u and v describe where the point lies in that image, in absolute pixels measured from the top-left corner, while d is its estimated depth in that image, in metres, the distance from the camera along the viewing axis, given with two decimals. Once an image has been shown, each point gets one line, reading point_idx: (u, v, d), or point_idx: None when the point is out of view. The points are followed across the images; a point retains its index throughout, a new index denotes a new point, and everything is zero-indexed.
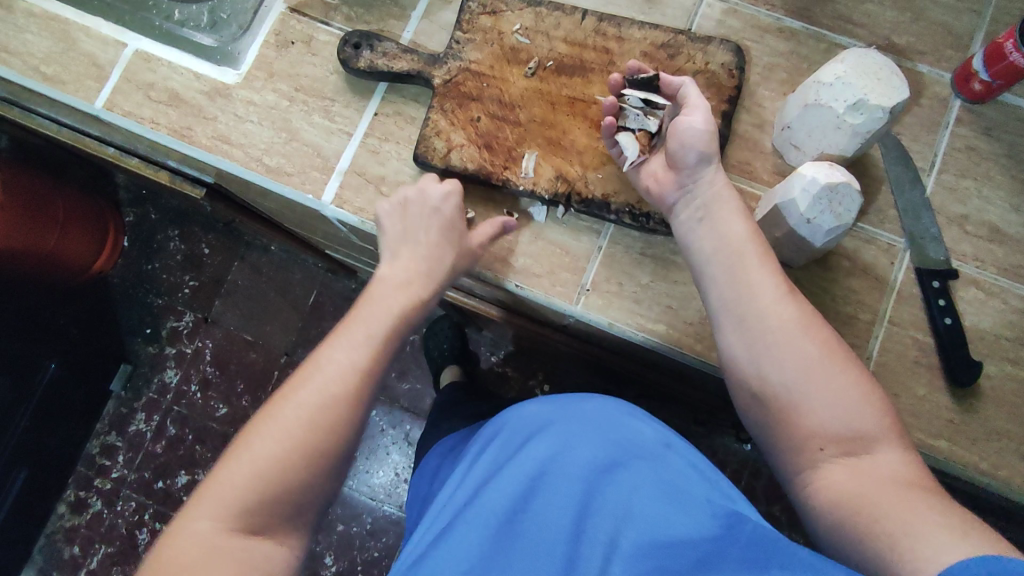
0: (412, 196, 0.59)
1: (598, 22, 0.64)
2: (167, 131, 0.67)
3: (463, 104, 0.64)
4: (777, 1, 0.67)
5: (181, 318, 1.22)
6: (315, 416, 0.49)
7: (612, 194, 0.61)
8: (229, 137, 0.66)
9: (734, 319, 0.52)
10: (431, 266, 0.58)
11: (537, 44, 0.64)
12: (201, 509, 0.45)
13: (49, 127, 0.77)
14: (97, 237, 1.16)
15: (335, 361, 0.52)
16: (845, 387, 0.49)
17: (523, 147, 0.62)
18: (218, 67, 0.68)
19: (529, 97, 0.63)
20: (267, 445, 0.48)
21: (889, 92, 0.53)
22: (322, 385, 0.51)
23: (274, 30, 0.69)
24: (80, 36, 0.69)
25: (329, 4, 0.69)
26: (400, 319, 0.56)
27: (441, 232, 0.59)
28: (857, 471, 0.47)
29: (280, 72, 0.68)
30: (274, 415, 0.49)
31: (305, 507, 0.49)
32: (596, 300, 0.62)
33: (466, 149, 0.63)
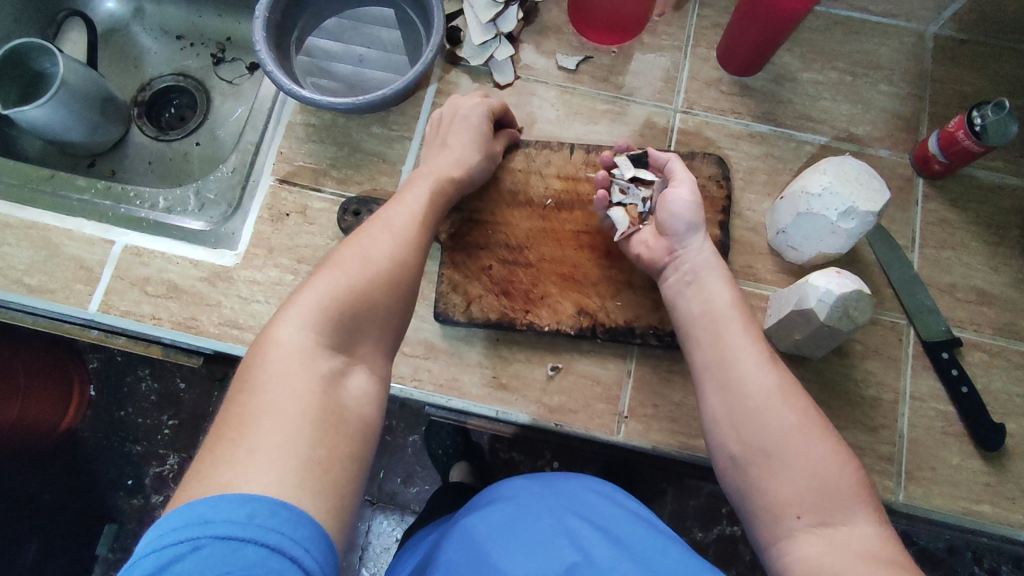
0: (447, 109, 0.64)
1: (585, 154, 0.67)
2: (171, 325, 0.65)
3: (473, 254, 0.64)
4: (743, 109, 0.72)
5: (165, 462, 1.13)
6: (390, 251, 0.49)
7: (634, 319, 0.63)
8: (238, 321, 0.65)
9: (717, 385, 0.51)
10: (462, 156, 0.60)
11: (533, 184, 0.66)
12: (288, 320, 0.43)
13: (24, 318, 0.68)
14: (60, 392, 1.08)
15: (392, 212, 0.53)
16: (829, 458, 0.47)
17: (539, 288, 0.64)
18: (214, 249, 0.67)
19: (536, 237, 0.65)
20: (355, 264, 0.47)
21: (873, 196, 0.58)
22: (393, 227, 0.51)
23: (266, 204, 0.68)
24: (62, 239, 0.67)
25: (318, 170, 0.69)
26: (440, 187, 0.57)
27: (472, 135, 0.61)
28: (834, 539, 0.44)
29: (279, 245, 0.67)
30: (356, 244, 0.49)
31: (386, 339, 0.47)
32: (636, 426, 0.63)
33: (485, 299, 0.63)
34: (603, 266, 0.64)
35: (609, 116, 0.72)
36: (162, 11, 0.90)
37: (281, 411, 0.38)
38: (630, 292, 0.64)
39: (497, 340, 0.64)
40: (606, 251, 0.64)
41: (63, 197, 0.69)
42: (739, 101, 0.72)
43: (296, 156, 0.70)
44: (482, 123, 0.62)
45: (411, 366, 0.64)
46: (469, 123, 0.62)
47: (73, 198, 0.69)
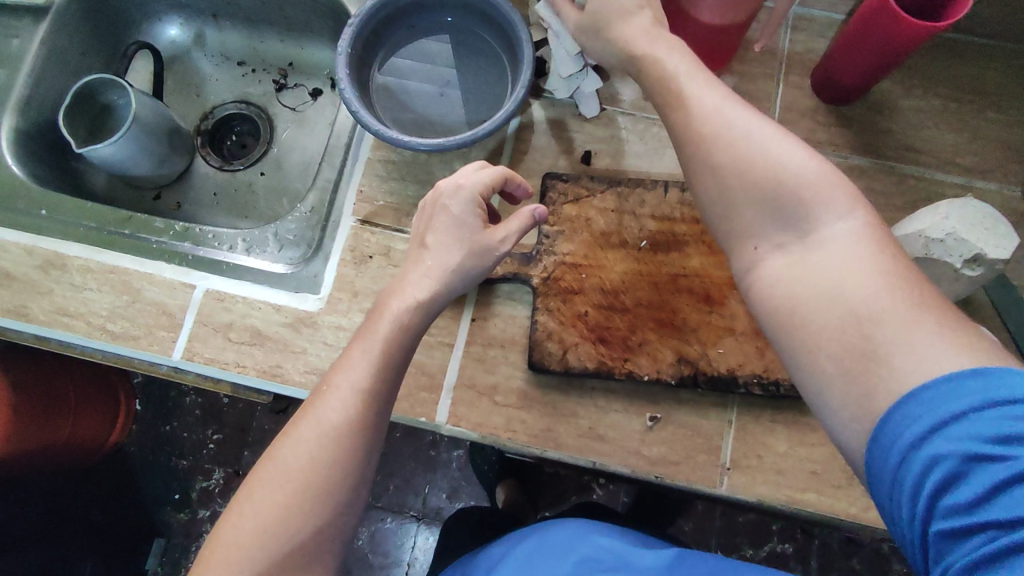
0: (432, 196, 0.59)
1: (681, 193, 0.64)
2: (257, 372, 0.63)
3: (567, 299, 0.62)
4: (840, 140, 0.68)
5: (209, 476, 1.21)
6: (319, 452, 0.48)
7: (738, 366, 0.60)
8: (324, 368, 0.63)
9: (682, 123, 0.48)
10: (439, 271, 0.55)
11: (627, 225, 0.64)
12: (209, 572, 0.46)
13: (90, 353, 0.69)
14: (110, 410, 1.14)
15: (338, 386, 0.50)
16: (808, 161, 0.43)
17: (637, 335, 0.61)
18: (298, 294, 0.65)
19: (632, 281, 0.62)
20: (267, 487, 0.47)
21: (1001, 241, 0.54)
22: (315, 420, 0.49)
23: (349, 246, 0.66)
24: (142, 283, 0.65)
25: (400, 210, 0.67)
26: (397, 342, 0.53)
27: (451, 232, 0.56)
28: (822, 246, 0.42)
29: (363, 289, 0.65)
30: (276, 454, 0.49)
31: (321, 551, 0.47)
32: (741, 478, 0.60)
33: (581, 347, 0.61)
34: (704, 312, 0.62)
35: None
36: (223, 37, 0.88)
37: None
38: (734, 339, 0.61)
39: (592, 388, 0.62)
40: (706, 295, 0.62)
41: (142, 240, 0.69)
42: (836, 131, 0.69)
43: (377, 195, 0.68)
44: (470, 216, 0.57)
45: (504, 416, 0.62)
46: (453, 218, 0.57)
47: (152, 241, 0.69)
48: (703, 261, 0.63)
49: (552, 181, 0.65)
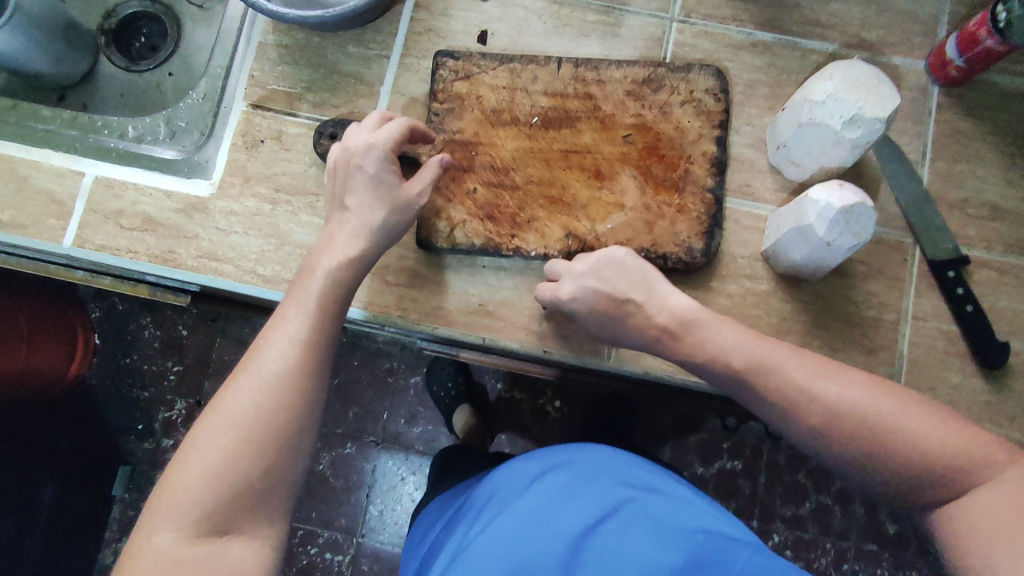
0: (339, 155, 0.57)
1: (574, 69, 0.63)
2: (150, 258, 0.63)
3: (457, 177, 0.61)
4: (744, 16, 0.66)
5: (173, 407, 1.17)
6: (261, 400, 0.48)
7: (624, 241, 0.61)
8: (216, 253, 0.63)
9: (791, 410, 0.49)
10: (362, 226, 0.55)
11: (518, 102, 0.63)
12: (154, 522, 0.44)
13: (7, 261, 0.72)
14: (66, 340, 1.11)
15: (277, 338, 0.51)
16: (787, 366, 0.50)
17: (526, 212, 0.61)
18: (189, 179, 0.65)
19: (522, 158, 0.62)
20: (211, 436, 0.47)
21: (881, 102, 0.53)
22: (256, 369, 0.49)
23: (240, 130, 0.65)
24: (31, 171, 0.64)
25: (292, 94, 0.66)
26: (331, 288, 0.54)
27: (370, 190, 0.56)
28: (829, 452, 0.48)
29: (255, 174, 0.64)
30: (219, 405, 0.48)
31: (270, 495, 0.47)
32: (628, 350, 0.61)
33: (470, 224, 0.61)
34: (593, 188, 0.61)
35: (600, 28, 0.67)
36: None
37: None
38: (623, 214, 0.61)
39: (483, 265, 0.62)
40: (596, 171, 0.61)
41: (27, 128, 0.67)
42: (741, 7, 0.67)
43: (268, 80, 0.66)
44: (386, 173, 0.56)
45: (395, 295, 0.62)
46: (364, 175, 0.56)
47: (38, 128, 0.67)
48: (594, 137, 0.62)
49: (442, 60, 0.64)
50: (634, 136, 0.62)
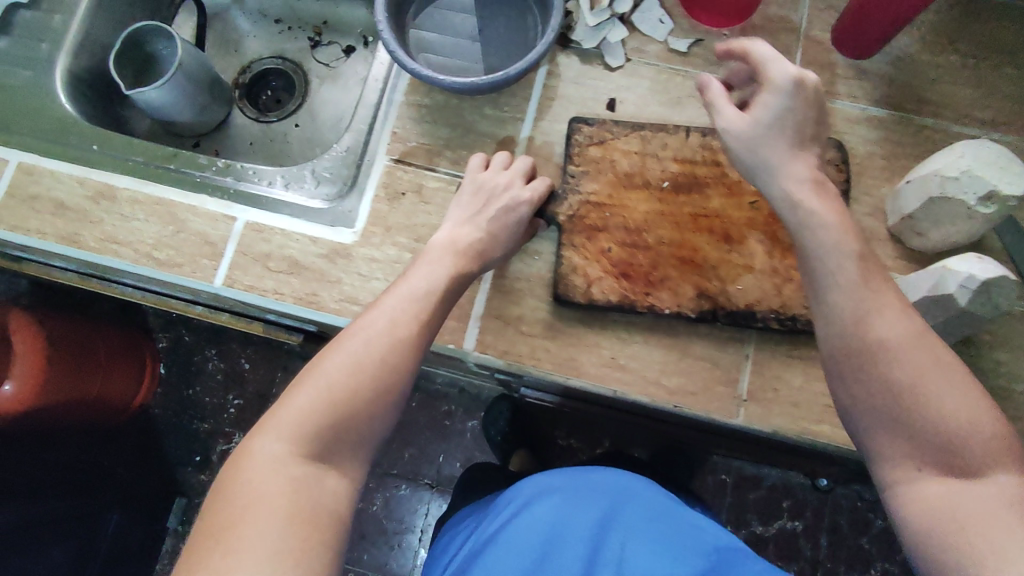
0: (495, 184, 0.65)
1: (701, 138, 0.67)
2: (294, 300, 0.67)
3: (592, 236, 0.65)
4: (859, 93, 0.70)
5: (229, 439, 1.48)
6: (383, 356, 0.54)
7: (756, 303, 0.63)
8: (357, 297, 0.66)
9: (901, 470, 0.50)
10: (486, 247, 0.63)
11: (647, 167, 0.66)
12: (267, 433, 0.50)
13: (132, 293, 0.83)
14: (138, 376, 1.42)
15: (400, 305, 0.57)
16: (874, 323, 0.51)
17: (658, 271, 0.64)
18: (334, 228, 0.68)
19: (653, 220, 0.65)
20: (336, 372, 0.52)
21: (1016, 179, 0.56)
22: (384, 326, 0.55)
23: (382, 183, 0.69)
24: (188, 215, 0.69)
25: (432, 151, 0.70)
26: (456, 275, 0.61)
27: (506, 231, 0.64)
28: (863, 392, 0.51)
29: (396, 224, 0.68)
30: (344, 346, 0.54)
31: (367, 440, 0.53)
32: (757, 409, 0.63)
33: (605, 281, 0.64)
34: (723, 250, 0.64)
35: None
36: None
37: (253, 516, 0.46)
38: (753, 276, 0.63)
39: (615, 321, 0.65)
40: (726, 235, 0.64)
41: (187, 175, 0.72)
42: (855, 84, 0.71)
43: (410, 136, 0.70)
44: (523, 223, 0.65)
45: (529, 345, 0.64)
46: (511, 215, 0.64)
47: (196, 176, 0.72)
48: (722, 202, 0.65)
49: (577, 125, 0.68)
50: (761, 205, 0.65)
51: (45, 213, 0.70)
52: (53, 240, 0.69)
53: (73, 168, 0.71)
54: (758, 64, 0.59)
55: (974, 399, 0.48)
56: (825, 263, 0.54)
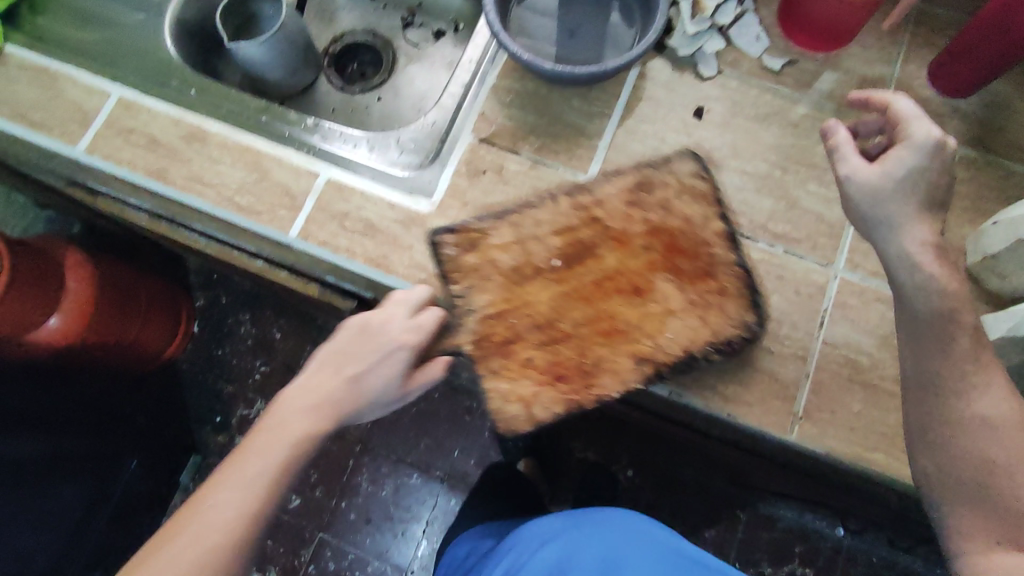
0: (374, 320, 0.62)
1: (571, 200, 0.66)
2: (364, 260, 0.67)
3: (507, 352, 0.63)
4: (950, 131, 0.70)
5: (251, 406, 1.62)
6: (261, 472, 0.55)
7: None
8: (427, 266, 0.67)
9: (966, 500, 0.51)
10: (392, 369, 0.62)
11: (533, 252, 0.65)
12: None
13: (197, 241, 0.84)
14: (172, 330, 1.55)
15: (271, 429, 0.58)
16: (976, 398, 0.51)
17: (588, 357, 0.62)
18: (412, 196, 0.69)
19: (561, 307, 0.63)
20: (214, 508, 0.54)
21: None
22: (272, 440, 0.57)
23: (465, 159, 0.70)
24: (272, 165, 0.71)
25: (517, 134, 0.71)
26: (348, 388, 0.60)
27: (395, 367, 0.62)
28: (951, 464, 0.51)
29: (473, 201, 0.69)
30: (215, 484, 0.55)
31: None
32: (813, 429, 0.62)
33: (544, 394, 0.62)
34: (642, 305, 0.63)
35: (810, 121, 0.71)
36: None
37: None
38: None
39: None
40: (633, 289, 0.63)
41: (276, 127, 0.74)
42: (947, 122, 0.70)
43: (497, 118, 0.72)
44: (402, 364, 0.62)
45: None
46: (389, 360, 0.61)
47: (284, 130, 0.74)
48: (660, 256, 0.64)
49: (437, 241, 0.65)
50: (715, 252, 0.64)
51: (138, 146, 0.72)
52: (142, 172, 0.71)
53: (168, 107, 0.73)
54: (899, 119, 0.57)
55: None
56: (936, 335, 0.53)
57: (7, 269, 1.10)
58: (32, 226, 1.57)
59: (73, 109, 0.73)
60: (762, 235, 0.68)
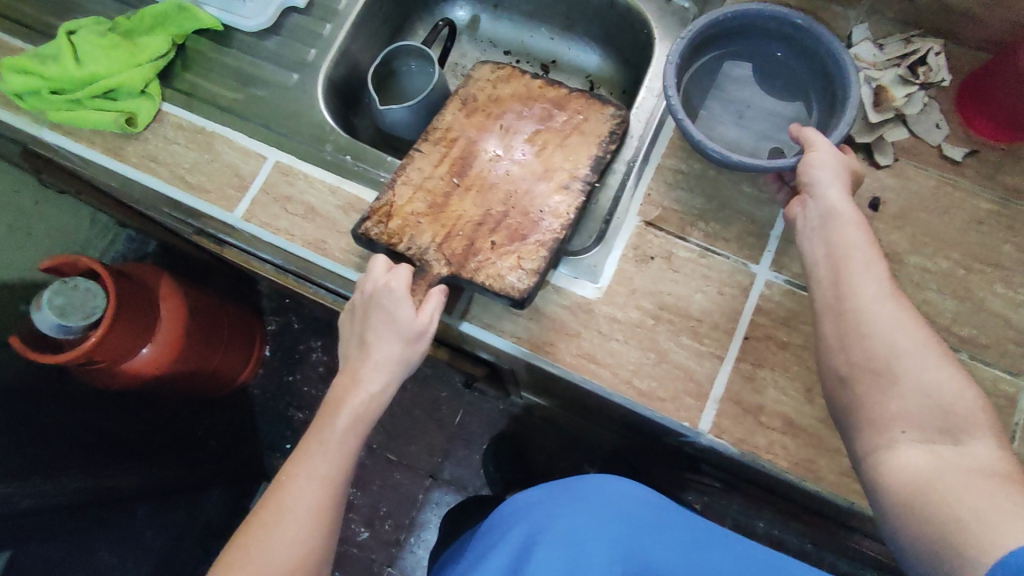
0: (373, 290, 0.61)
1: (473, 111, 0.70)
2: (531, 346, 0.66)
3: (498, 225, 0.64)
4: None
5: None
6: (314, 500, 0.59)
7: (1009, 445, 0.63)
8: (596, 355, 0.66)
9: (876, 398, 0.52)
10: (393, 338, 0.60)
11: (430, 180, 0.66)
12: None
13: (325, 297, 0.89)
14: (246, 355, 1.53)
15: (296, 474, 0.60)
16: (862, 295, 0.54)
17: (537, 214, 0.64)
18: (578, 279, 0.68)
19: (478, 199, 0.66)
20: (279, 533, 0.58)
21: None
22: (309, 473, 0.60)
23: (632, 244, 0.69)
24: None
25: (685, 220, 0.69)
26: (379, 374, 0.60)
27: (402, 310, 0.60)
28: (855, 356, 0.53)
29: (642, 288, 0.67)
30: (281, 507, 0.59)
31: None
32: None
33: (511, 261, 0.63)
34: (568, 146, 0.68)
35: (994, 218, 0.69)
36: (495, 26, 0.93)
37: None
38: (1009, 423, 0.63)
39: None
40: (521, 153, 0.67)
41: None
42: None
43: (664, 201, 0.70)
44: (403, 311, 0.60)
45: (768, 439, 0.63)
46: (390, 315, 0.60)
47: None
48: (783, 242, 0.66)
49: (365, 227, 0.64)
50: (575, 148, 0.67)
51: (295, 215, 0.70)
52: (299, 243, 0.69)
53: (326, 175, 0.71)
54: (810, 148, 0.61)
55: (952, 370, 0.51)
56: (864, 262, 0.56)
57: (111, 308, 1.07)
58: (113, 245, 1.57)
59: (230, 174, 0.72)
60: (946, 338, 0.66)
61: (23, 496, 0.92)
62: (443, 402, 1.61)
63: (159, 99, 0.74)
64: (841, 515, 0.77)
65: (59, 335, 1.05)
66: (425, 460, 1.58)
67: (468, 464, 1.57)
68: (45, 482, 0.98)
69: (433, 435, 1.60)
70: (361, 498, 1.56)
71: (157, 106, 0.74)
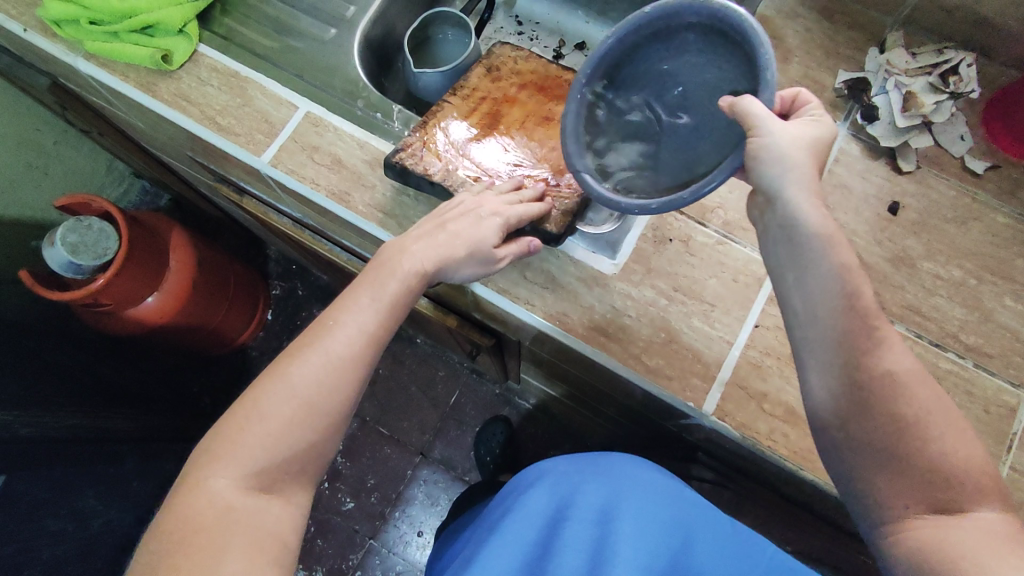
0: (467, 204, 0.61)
1: (504, 77, 0.71)
2: (544, 314, 0.68)
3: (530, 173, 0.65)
4: None
5: None
6: (353, 350, 0.57)
7: (1006, 454, 0.63)
8: (607, 330, 0.67)
9: (878, 472, 0.49)
10: (452, 237, 0.59)
11: (463, 128, 0.68)
12: (226, 458, 0.53)
13: (340, 255, 0.89)
14: (247, 316, 1.53)
15: (345, 323, 0.57)
16: (882, 355, 0.49)
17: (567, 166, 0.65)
18: (594, 253, 0.69)
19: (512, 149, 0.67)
20: (310, 377, 0.55)
21: None
22: (357, 322, 0.57)
23: (651, 225, 0.69)
24: None
25: (706, 207, 0.70)
26: (431, 261, 0.59)
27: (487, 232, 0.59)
28: (859, 434, 0.50)
29: (658, 268, 0.68)
30: (322, 346, 0.56)
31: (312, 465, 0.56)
32: None
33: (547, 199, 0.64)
34: None
35: (1009, 232, 0.70)
36: (533, 3, 0.93)
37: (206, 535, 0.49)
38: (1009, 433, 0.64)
39: None
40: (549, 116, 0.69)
41: None
42: None
43: None
44: (492, 232, 0.59)
45: (769, 426, 0.64)
46: (476, 228, 0.59)
47: None
48: None
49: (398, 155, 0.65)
50: None
51: (323, 165, 0.70)
52: (324, 193, 0.70)
53: (355, 129, 0.72)
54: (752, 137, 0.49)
55: (965, 437, 0.49)
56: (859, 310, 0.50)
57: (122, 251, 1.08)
58: (126, 194, 1.58)
59: (261, 119, 0.72)
60: (952, 345, 0.66)
61: (22, 425, 0.93)
62: (438, 381, 1.63)
63: (196, 40, 0.74)
64: (831, 513, 0.78)
65: (69, 274, 1.05)
66: (416, 437, 1.59)
67: (459, 445, 1.58)
68: (45, 414, 0.99)
69: (426, 412, 1.61)
70: (350, 469, 1.57)
71: (193, 47, 0.74)
